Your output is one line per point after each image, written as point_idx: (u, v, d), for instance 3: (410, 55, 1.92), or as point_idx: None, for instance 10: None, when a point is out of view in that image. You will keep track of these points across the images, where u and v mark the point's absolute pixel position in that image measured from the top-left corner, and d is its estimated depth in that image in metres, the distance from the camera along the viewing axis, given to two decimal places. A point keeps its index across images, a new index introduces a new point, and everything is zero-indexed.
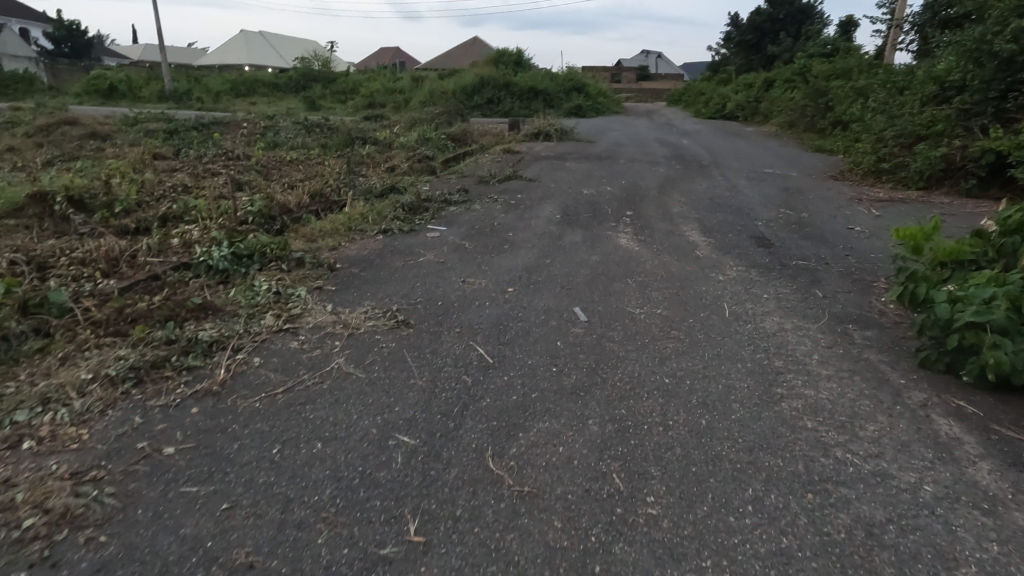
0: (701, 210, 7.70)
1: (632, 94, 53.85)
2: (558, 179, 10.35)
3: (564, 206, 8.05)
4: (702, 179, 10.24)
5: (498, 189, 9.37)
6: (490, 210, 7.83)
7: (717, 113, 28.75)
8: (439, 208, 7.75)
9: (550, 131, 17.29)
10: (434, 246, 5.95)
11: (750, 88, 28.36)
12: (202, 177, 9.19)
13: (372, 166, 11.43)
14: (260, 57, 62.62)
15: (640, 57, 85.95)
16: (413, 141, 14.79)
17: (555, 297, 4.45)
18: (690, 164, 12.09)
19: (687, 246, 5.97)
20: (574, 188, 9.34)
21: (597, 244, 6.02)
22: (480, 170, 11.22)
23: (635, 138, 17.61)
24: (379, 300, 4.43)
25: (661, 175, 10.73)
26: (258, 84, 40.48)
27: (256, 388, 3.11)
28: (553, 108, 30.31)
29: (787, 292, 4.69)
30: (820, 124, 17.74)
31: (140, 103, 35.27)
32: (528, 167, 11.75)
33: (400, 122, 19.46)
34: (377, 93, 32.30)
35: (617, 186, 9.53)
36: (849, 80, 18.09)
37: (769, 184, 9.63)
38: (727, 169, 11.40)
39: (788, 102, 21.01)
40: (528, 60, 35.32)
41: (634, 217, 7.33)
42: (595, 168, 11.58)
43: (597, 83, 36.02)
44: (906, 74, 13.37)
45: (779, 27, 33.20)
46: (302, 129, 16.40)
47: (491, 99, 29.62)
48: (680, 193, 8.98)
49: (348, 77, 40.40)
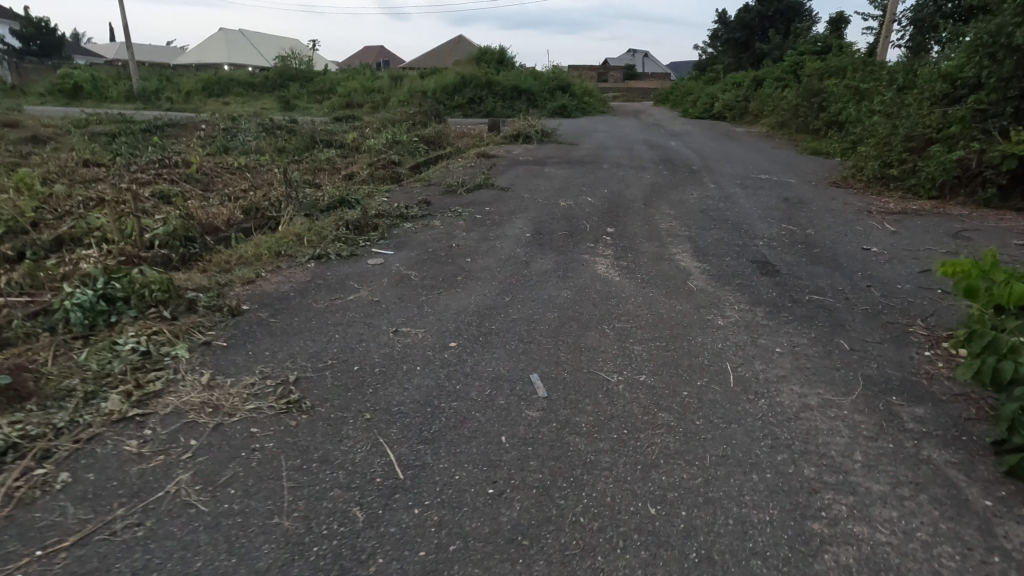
0: (691, 226, 6.72)
1: (619, 94, 53.11)
2: (533, 187, 9.36)
3: (536, 221, 7.05)
4: (692, 187, 9.29)
5: (466, 200, 8.36)
6: (450, 227, 6.80)
7: (705, 113, 27.97)
8: (391, 225, 6.71)
9: (531, 133, 16.30)
10: (372, 279, 4.91)
11: (739, 87, 27.59)
12: (125, 189, 8.05)
13: (329, 174, 10.35)
14: (240, 56, 60.99)
15: (627, 57, 85.42)
16: (381, 144, 13.71)
17: (507, 358, 3.41)
18: (679, 169, 11.13)
19: (677, 276, 4.98)
20: (551, 199, 8.33)
21: (569, 273, 5.01)
22: (449, 177, 10.21)
23: (621, 140, 16.69)
24: (277, 363, 3.38)
25: (647, 182, 9.78)
26: (233, 84, 39.05)
27: (30, 543, 2.05)
28: (537, 108, 29.30)
29: (803, 342, 3.71)
30: (814, 125, 16.93)
31: (107, 103, 33.77)
32: (503, 173, 10.76)
33: (373, 124, 18.35)
34: (355, 93, 31.09)
35: (599, 196, 8.54)
36: (844, 79, 17.29)
37: (766, 193, 8.68)
38: (719, 175, 10.45)
39: (779, 102, 20.23)
40: (512, 59, 34.29)
41: (615, 235, 6.34)
42: (575, 174, 10.58)
43: (583, 83, 35.13)
44: (907, 72, 12.54)
45: (768, 25, 32.48)
46: (263, 132, 15.23)
47: (472, 99, 28.58)
48: (667, 204, 8.01)
49: (326, 76, 39.09)
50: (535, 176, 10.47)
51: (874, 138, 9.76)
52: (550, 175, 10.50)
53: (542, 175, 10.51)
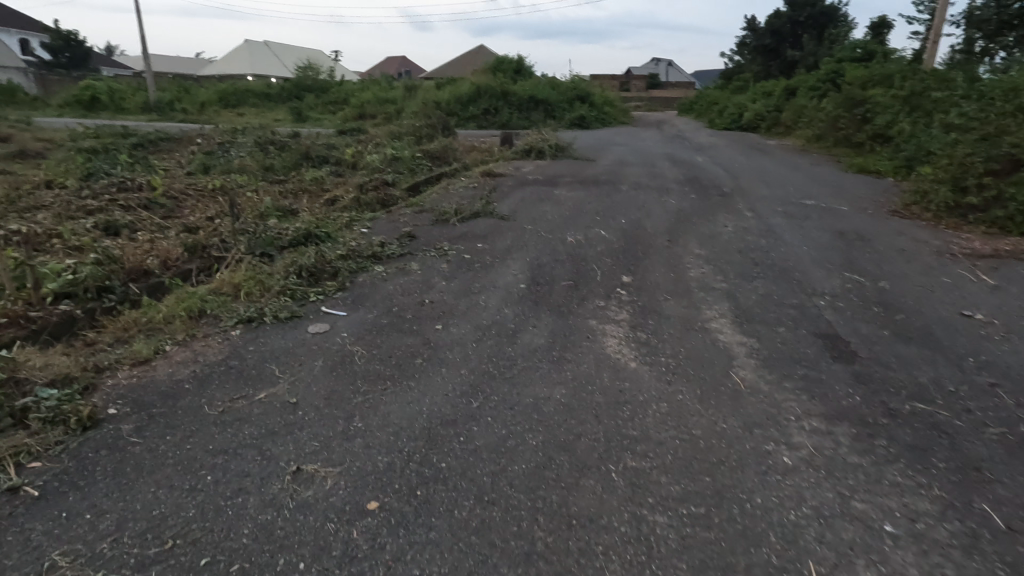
0: (728, 275, 5.37)
1: (640, 104, 51.74)
2: (539, 214, 8.11)
3: (536, 263, 5.78)
4: (725, 216, 7.92)
5: (457, 233, 7.14)
6: (429, 272, 5.55)
7: (733, 123, 26.47)
8: (357, 270, 5.52)
9: (544, 147, 15.02)
10: (304, 361, 3.69)
11: (770, 97, 25.99)
12: (66, 219, 7.01)
13: (311, 198, 9.22)
14: (262, 66, 61.27)
15: (650, 66, 84.17)
16: (379, 161, 12.64)
17: (450, 548, 2.14)
18: (708, 192, 9.74)
19: (715, 361, 3.65)
20: (557, 232, 7.05)
21: (567, 355, 3.71)
22: (445, 202, 9.02)
23: (642, 154, 15.37)
24: (90, 546, 2.16)
25: (672, 208, 8.43)
26: (249, 95, 38.80)
27: None
28: (555, 119, 28.09)
29: (925, 510, 2.35)
30: (857, 138, 15.38)
31: (123, 114, 33.64)
32: (507, 197, 9.52)
33: (376, 138, 17.30)
34: (368, 104, 30.34)
35: (614, 228, 7.22)
36: (890, 87, 15.71)
37: (816, 226, 7.27)
38: (756, 200, 9.03)
39: (816, 112, 18.65)
40: (530, 68, 33.20)
41: (633, 288, 5.03)
42: (589, 198, 9.29)
43: (604, 93, 33.87)
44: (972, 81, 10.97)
45: (800, 30, 30.79)
46: (256, 146, 14.26)
47: (487, 110, 27.61)
48: (696, 240, 6.66)
49: (342, 87, 38.58)
50: (543, 200, 9.20)
51: (942, 158, 8.28)
52: (559, 199, 9.22)
53: (550, 199, 9.23)
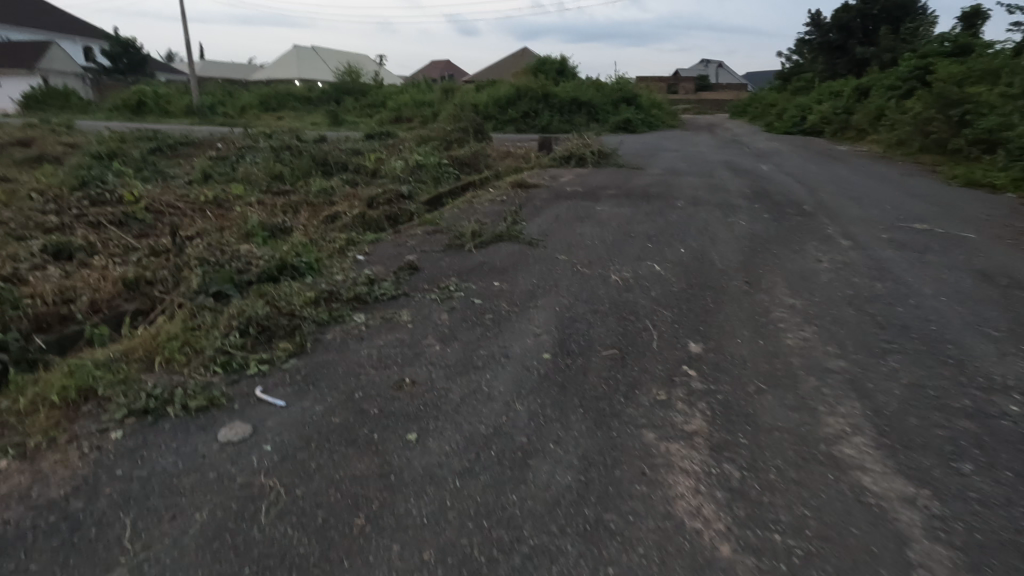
0: (843, 346, 3.74)
1: (689, 107, 49.56)
2: (575, 238, 6.62)
3: (568, 316, 4.28)
4: (813, 244, 6.22)
5: (471, 264, 5.71)
6: (423, 327, 4.14)
7: (794, 127, 24.24)
8: (327, 323, 4.18)
9: (585, 153, 13.43)
10: (185, 507, 2.33)
11: (838, 97, 23.54)
12: (12, 240, 5.97)
13: (312, 214, 7.98)
14: (307, 71, 61.91)
15: (699, 67, 81.57)
16: (400, 169, 11.44)
17: None
18: (784, 210, 8.00)
19: (871, 551, 2.08)
20: (597, 266, 5.53)
21: (608, 520, 2.22)
22: (464, 220, 7.62)
23: (696, 162, 13.66)
24: None
25: (743, 232, 6.75)
26: (290, 99, 38.79)
27: None
28: (598, 123, 26.38)
29: None
30: (953, 144, 13.20)
31: (168, 118, 33.97)
32: (538, 215, 8.06)
33: (403, 143, 16.10)
34: (405, 107, 29.56)
35: (671, 261, 5.64)
36: (994, 85, 13.45)
37: (943, 262, 5.50)
38: (848, 222, 7.25)
39: (898, 114, 16.37)
40: (574, 69, 31.58)
41: (705, 368, 3.47)
42: (638, 217, 7.70)
43: (652, 95, 32.01)
44: None
45: (873, 24, 28.01)
46: (272, 152, 13.23)
47: (527, 113, 26.33)
48: (783, 281, 5.02)
49: (381, 90, 37.99)
50: (581, 219, 7.69)
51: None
52: (601, 218, 7.67)
53: (591, 218, 7.70)
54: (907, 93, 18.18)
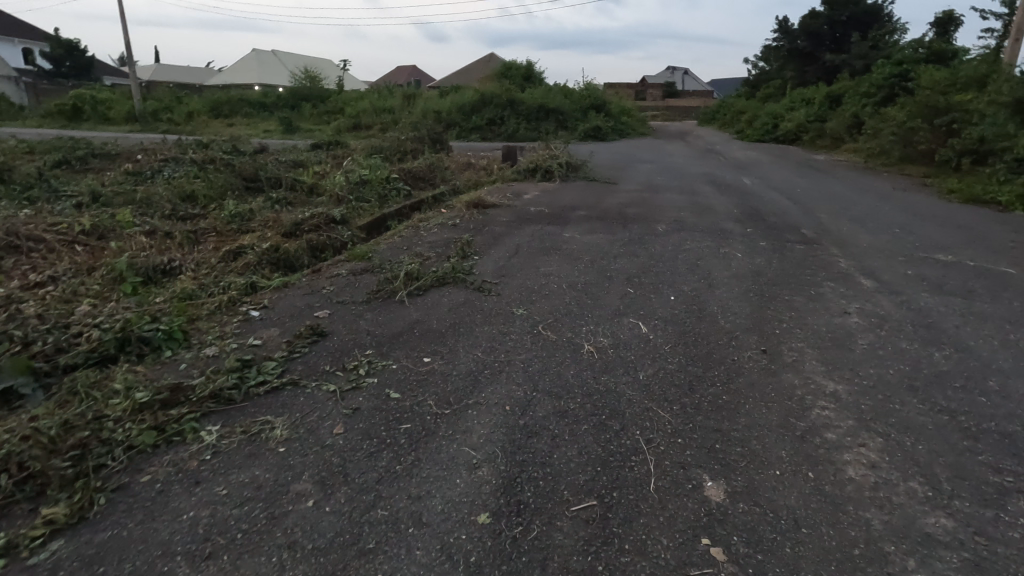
0: (933, 481, 2.49)
1: (659, 114, 49.32)
2: (538, 281, 5.29)
3: (522, 424, 2.93)
4: (829, 286, 5.04)
5: (400, 324, 4.31)
6: (298, 453, 2.72)
7: (767, 135, 23.64)
8: (151, 450, 2.73)
9: (552, 166, 12.17)
10: None
11: (810, 104, 22.98)
12: None
13: (214, 247, 6.44)
14: (266, 75, 59.45)
15: (666, 76, 82.31)
16: (341, 186, 10.00)
17: None
18: (782, 237, 6.85)
19: None
20: (565, 326, 4.22)
21: None
22: (403, 256, 6.22)
23: (672, 174, 12.58)
24: None
25: (742, 270, 5.53)
26: (243, 105, 36.67)
27: None
28: (567, 130, 25.25)
29: None
30: (942, 155, 12.43)
31: (108, 125, 31.61)
32: (495, 246, 6.73)
33: (353, 155, 14.58)
34: (364, 114, 28.05)
35: (659, 317, 4.36)
36: (981, 93, 12.77)
37: (999, 313, 4.37)
38: (861, 253, 6.12)
39: (877, 122, 15.63)
40: (541, 75, 30.46)
41: (736, 541, 2.16)
42: (613, 249, 6.42)
43: (621, 102, 31.19)
44: None
45: (841, 31, 27.65)
46: (195, 166, 11.58)
47: (492, 120, 25.16)
48: (811, 349, 3.78)
49: (340, 96, 36.20)
50: (546, 251, 6.38)
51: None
52: (569, 250, 6.37)
53: (558, 250, 6.40)
54: (884, 100, 17.55)
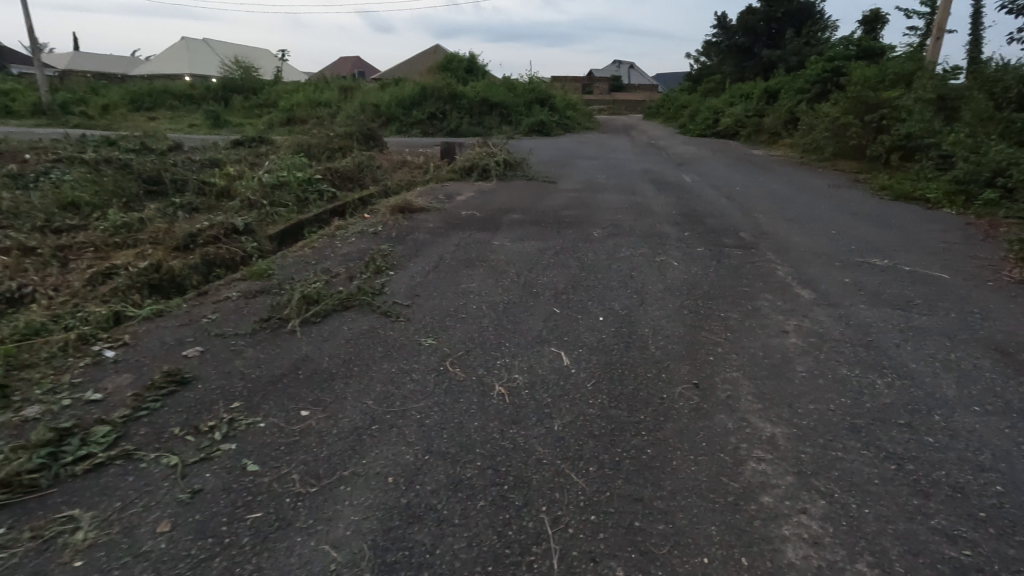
0: (882, 560, 2.10)
1: (605, 108, 49.56)
2: (456, 301, 4.73)
3: (403, 505, 2.38)
4: (766, 300, 4.73)
5: (284, 364, 3.67)
6: (97, 571, 2.08)
7: (708, 129, 23.88)
8: None
9: (489, 164, 11.62)
10: None
11: (749, 99, 23.33)
12: None
13: (84, 267, 5.56)
14: (196, 65, 56.03)
15: (612, 69, 83.10)
16: (255, 190, 9.13)
17: None
18: (720, 242, 6.56)
19: None
20: (477, 359, 3.69)
21: None
22: (309, 273, 5.54)
23: (614, 171, 12.27)
24: None
25: (677, 283, 5.16)
26: (167, 97, 34.23)
27: None
28: (511, 125, 24.72)
29: None
30: (873, 151, 12.65)
31: (10, 118, 28.79)
32: (415, 257, 6.13)
33: (276, 153, 13.56)
34: (298, 108, 26.63)
35: (584, 344, 3.89)
36: (908, 90, 13.06)
37: (938, 327, 4.14)
38: (798, 258, 5.89)
39: (812, 118, 15.88)
40: (484, 67, 29.76)
41: None
42: (543, 259, 5.94)
43: (566, 95, 30.94)
44: None
45: (777, 27, 28.23)
46: (89, 167, 10.37)
47: (434, 115, 24.38)
48: (747, 380, 3.39)
49: (274, 88, 34.34)
50: (471, 263, 5.84)
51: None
52: (496, 262, 5.85)
53: (484, 262, 5.87)
54: (818, 96, 17.90)
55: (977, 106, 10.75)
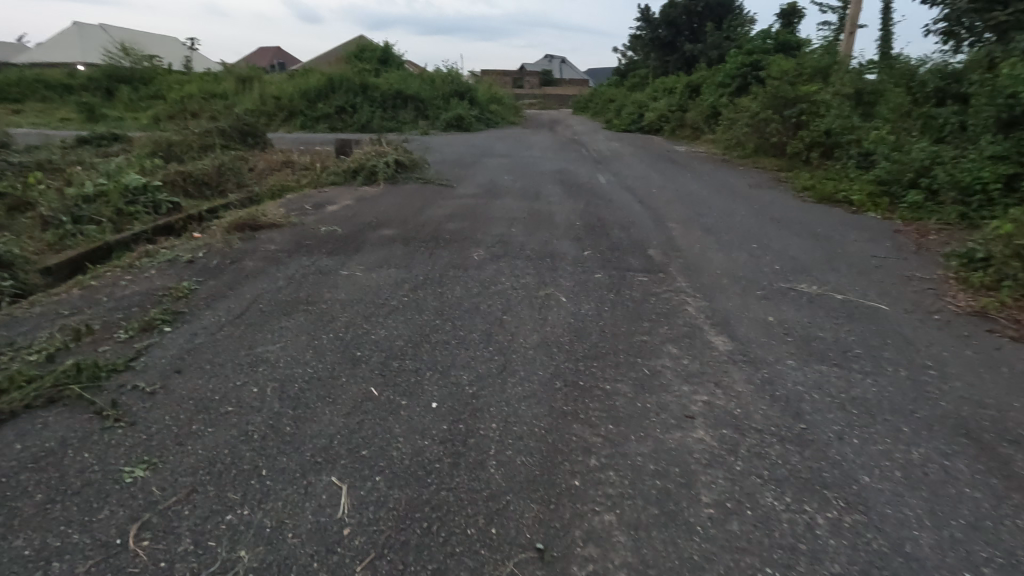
0: None
1: (535, 102, 48.65)
2: (232, 379, 3.23)
3: None
4: (667, 356, 3.52)
5: None
6: None
7: (633, 124, 23.20)
8: None
9: (377, 165, 10.06)
10: None
11: (672, 93, 22.80)
12: None
13: None
14: (85, 52, 50.38)
15: (544, 63, 82.53)
16: (57, 202, 7.17)
17: None
18: (622, 264, 5.38)
19: None
20: (198, 510, 2.24)
21: None
22: (41, 333, 3.86)
23: (523, 172, 11.02)
24: None
25: (557, 333, 3.88)
26: (38, 87, 30.05)
27: None
28: (429, 119, 23.09)
29: None
30: (793, 147, 12.03)
31: None
32: (221, 298, 4.55)
33: (125, 153, 11.34)
34: (188, 100, 23.82)
35: (387, 463, 2.51)
36: (825, 85, 12.57)
37: (886, 395, 3.07)
38: (713, 288, 4.77)
39: (732, 113, 15.28)
40: (400, 57, 27.88)
41: None
42: (393, 298, 4.52)
43: (490, 88, 29.56)
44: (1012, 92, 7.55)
45: (698, 22, 28.04)
46: None
47: (342, 108, 22.44)
48: (622, 533, 2.13)
49: (165, 78, 30.82)
50: (293, 307, 4.34)
51: None
52: (327, 305, 4.38)
53: (310, 304, 4.37)
54: (737, 90, 17.41)
55: (894, 100, 10.24)
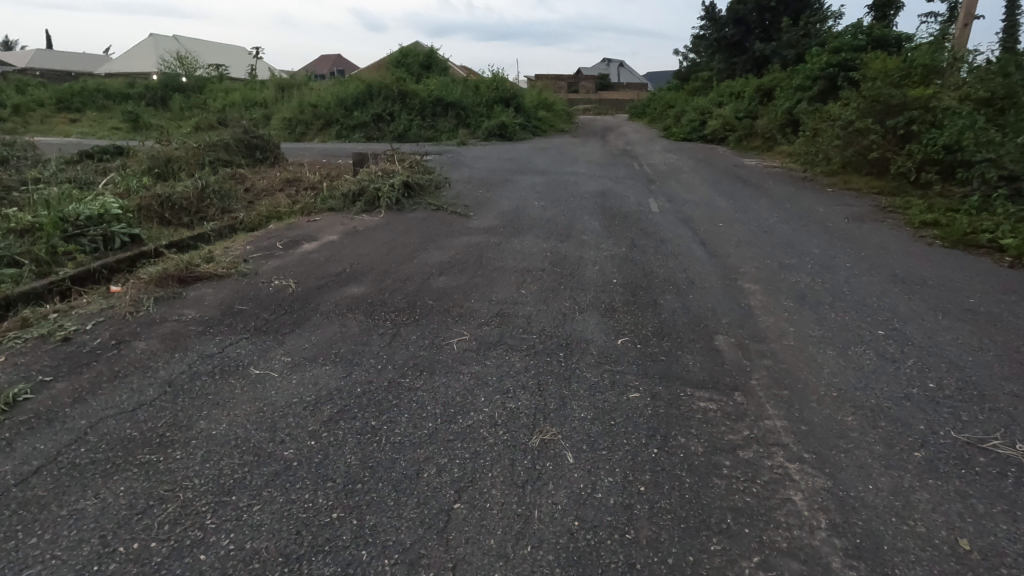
0: None
1: (590, 108, 46.57)
2: None
3: None
4: None
5: None
6: None
7: (694, 132, 20.85)
8: None
9: (381, 188, 8.47)
10: None
11: (740, 98, 20.29)
12: None
13: None
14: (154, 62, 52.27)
15: (602, 67, 80.25)
16: None
17: None
18: (671, 372, 3.46)
19: None
20: None
21: None
22: None
23: (557, 195, 9.16)
24: None
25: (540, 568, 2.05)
26: (97, 96, 30.62)
27: None
28: (470, 127, 21.56)
29: None
30: (899, 165, 9.61)
31: None
32: (43, 425, 2.97)
33: (120, 169, 10.28)
34: (229, 108, 23.30)
35: None
36: (942, 88, 10.04)
37: None
38: (829, 440, 2.79)
39: (815, 121, 12.85)
40: (445, 62, 26.56)
41: None
42: (292, 441, 2.80)
43: (539, 93, 27.77)
44: None
45: (770, 19, 25.22)
46: None
47: (379, 116, 21.26)
48: None
49: (217, 87, 30.84)
50: (130, 454, 2.71)
51: None
52: (183, 453, 2.72)
53: (157, 452, 2.72)
54: (820, 94, 14.86)
55: None
